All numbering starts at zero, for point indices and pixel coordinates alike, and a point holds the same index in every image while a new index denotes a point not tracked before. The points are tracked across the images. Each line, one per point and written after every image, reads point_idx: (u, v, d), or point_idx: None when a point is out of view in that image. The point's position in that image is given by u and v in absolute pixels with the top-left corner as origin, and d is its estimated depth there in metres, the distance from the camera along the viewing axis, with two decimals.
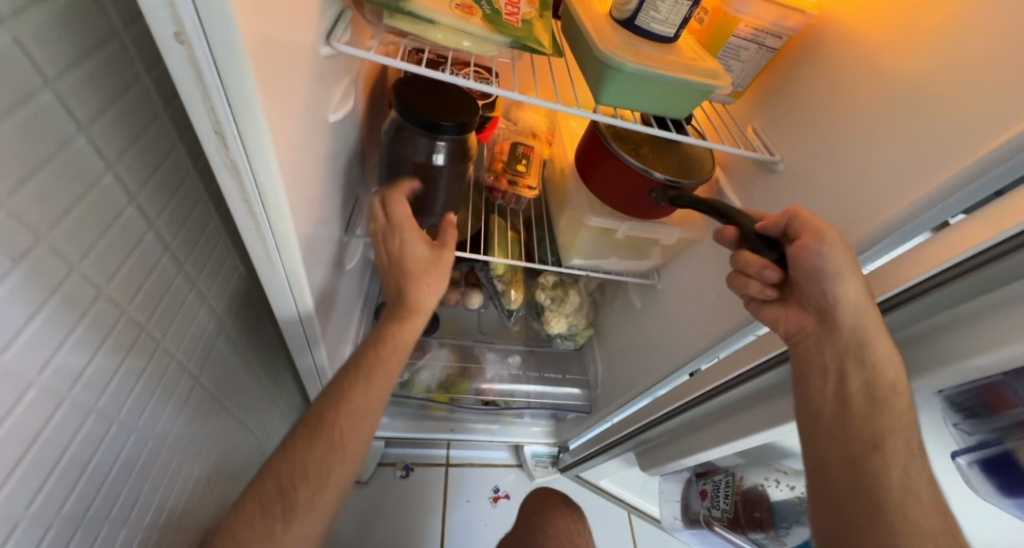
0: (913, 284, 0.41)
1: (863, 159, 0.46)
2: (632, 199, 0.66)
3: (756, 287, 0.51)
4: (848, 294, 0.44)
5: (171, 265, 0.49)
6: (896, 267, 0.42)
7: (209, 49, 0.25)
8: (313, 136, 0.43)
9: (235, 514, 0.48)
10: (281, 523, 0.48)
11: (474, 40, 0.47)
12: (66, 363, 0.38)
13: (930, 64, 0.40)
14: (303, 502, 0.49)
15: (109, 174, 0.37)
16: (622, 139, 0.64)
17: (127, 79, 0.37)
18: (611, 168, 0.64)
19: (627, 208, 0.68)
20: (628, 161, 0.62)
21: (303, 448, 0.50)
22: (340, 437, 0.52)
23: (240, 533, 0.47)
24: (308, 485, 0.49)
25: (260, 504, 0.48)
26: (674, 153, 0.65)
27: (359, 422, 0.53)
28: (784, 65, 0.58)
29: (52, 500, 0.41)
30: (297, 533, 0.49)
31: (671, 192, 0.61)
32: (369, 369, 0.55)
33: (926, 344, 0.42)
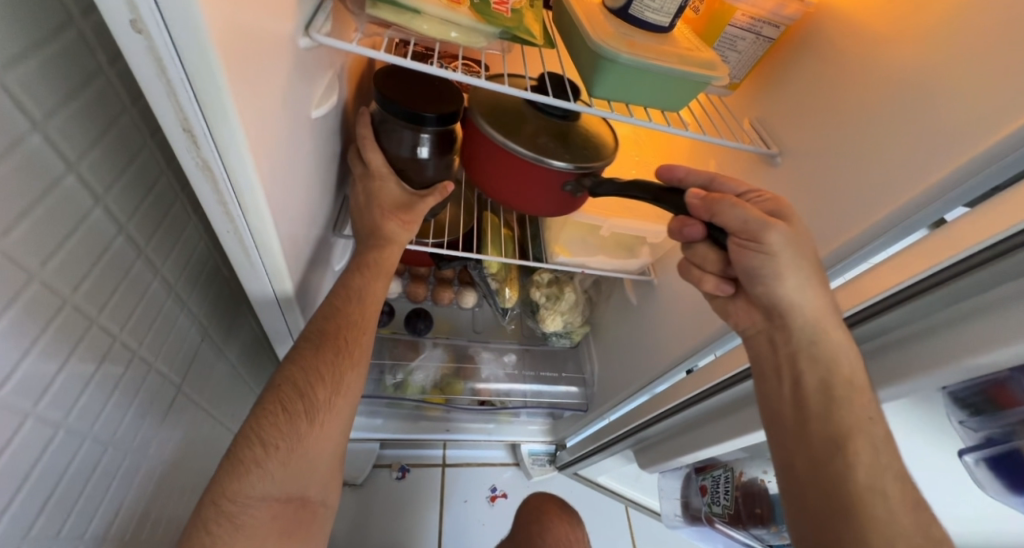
0: (906, 286, 0.39)
1: (863, 150, 0.44)
2: (535, 190, 0.61)
3: (712, 282, 0.52)
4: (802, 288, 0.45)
5: (146, 269, 0.47)
6: (885, 268, 0.41)
7: (170, 40, 0.23)
8: (294, 133, 0.41)
9: (257, 416, 0.49)
10: (305, 423, 0.49)
11: (461, 30, 0.45)
12: (29, 376, 0.36)
13: (937, 51, 0.39)
14: (323, 400, 0.51)
15: (71, 174, 0.35)
16: (503, 123, 0.58)
17: (89, 72, 0.34)
18: (500, 160, 0.59)
19: (532, 204, 0.63)
20: (515, 149, 0.56)
21: (312, 356, 0.51)
22: (345, 344, 0.53)
23: (267, 434, 0.48)
24: (325, 387, 0.51)
25: (281, 405, 0.49)
26: (578, 140, 0.60)
27: (362, 332, 0.55)
28: (782, 54, 0.56)
29: (19, 520, 0.39)
30: (321, 435, 0.51)
31: (587, 181, 0.58)
32: (360, 292, 0.56)
33: (905, 350, 0.41)
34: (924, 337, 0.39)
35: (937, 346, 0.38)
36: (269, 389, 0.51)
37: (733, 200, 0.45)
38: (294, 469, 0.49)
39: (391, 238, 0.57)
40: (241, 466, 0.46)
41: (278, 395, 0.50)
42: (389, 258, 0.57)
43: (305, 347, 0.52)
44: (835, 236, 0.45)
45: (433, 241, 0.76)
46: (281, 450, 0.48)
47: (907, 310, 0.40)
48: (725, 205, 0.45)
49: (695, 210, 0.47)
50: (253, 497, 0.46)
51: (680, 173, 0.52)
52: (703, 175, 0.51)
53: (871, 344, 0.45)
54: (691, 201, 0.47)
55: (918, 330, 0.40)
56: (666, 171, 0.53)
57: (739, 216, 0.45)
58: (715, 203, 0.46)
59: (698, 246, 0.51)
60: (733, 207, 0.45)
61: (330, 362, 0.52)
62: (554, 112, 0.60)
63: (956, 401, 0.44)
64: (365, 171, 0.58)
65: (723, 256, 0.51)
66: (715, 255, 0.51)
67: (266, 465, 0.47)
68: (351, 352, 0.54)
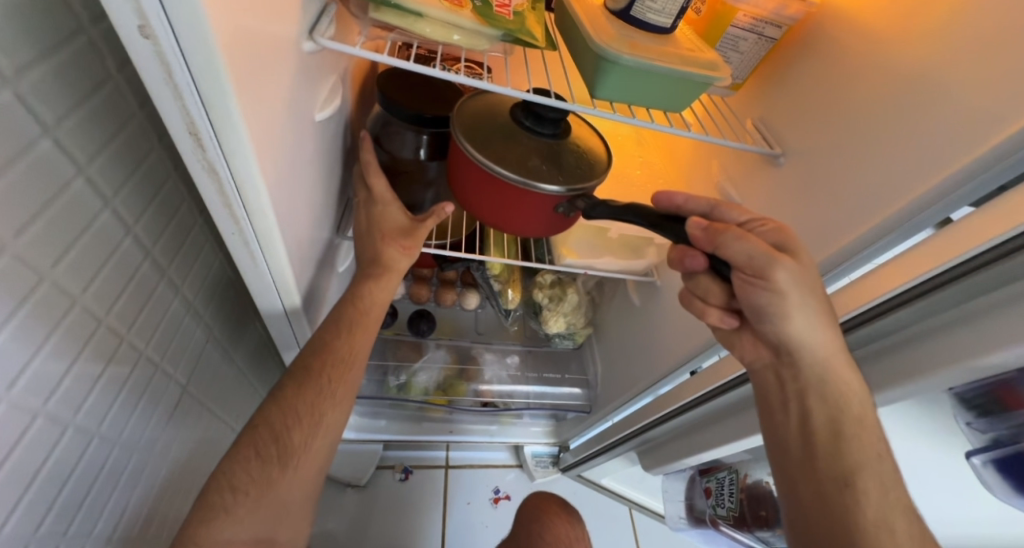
0: (912, 286, 0.38)
1: (868, 151, 0.44)
2: (524, 213, 0.56)
3: (716, 315, 0.50)
4: (812, 320, 0.43)
5: (152, 272, 0.48)
6: (891, 268, 0.40)
7: (176, 43, 0.23)
8: (298, 135, 0.42)
9: (231, 460, 0.49)
10: (277, 467, 0.50)
11: (464, 33, 0.46)
12: (39, 375, 0.36)
13: (940, 51, 0.39)
14: (296, 444, 0.51)
15: (81, 177, 0.35)
16: (487, 141, 0.53)
17: (98, 77, 0.35)
18: (484, 182, 0.54)
19: (520, 227, 0.58)
20: (500, 171, 0.51)
21: (293, 396, 0.52)
22: (328, 383, 0.54)
23: (238, 479, 0.48)
24: (302, 430, 0.52)
25: (254, 449, 0.49)
26: (568, 158, 0.55)
27: (344, 370, 0.55)
28: (785, 54, 0.56)
29: (28, 520, 0.39)
30: (293, 478, 0.51)
31: (580, 202, 0.53)
32: (364, 295, 0.56)
33: (910, 350, 0.41)
34: (931, 338, 0.39)
35: (943, 348, 0.38)
36: (245, 430, 0.51)
37: (737, 233, 0.42)
38: (266, 513, 0.48)
39: (389, 263, 0.56)
40: (211, 511, 0.46)
41: (252, 437, 0.50)
42: (386, 286, 0.57)
43: (287, 385, 0.53)
44: (839, 236, 0.45)
45: (436, 242, 0.76)
46: (252, 495, 0.48)
47: (912, 310, 0.40)
48: (729, 237, 0.42)
49: (697, 241, 0.44)
50: (221, 543, 0.45)
51: (679, 201, 0.49)
52: (704, 202, 0.48)
53: (877, 344, 0.45)
54: (692, 232, 0.44)
55: (924, 329, 0.40)
56: (665, 198, 0.49)
57: (743, 252, 0.42)
58: (720, 234, 0.43)
59: (701, 276, 0.50)
60: (737, 242, 0.42)
61: (308, 403, 0.52)
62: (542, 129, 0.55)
63: (963, 400, 0.43)
64: (367, 195, 0.57)
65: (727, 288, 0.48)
66: (719, 288, 0.49)
67: (236, 511, 0.47)
68: (333, 391, 0.54)
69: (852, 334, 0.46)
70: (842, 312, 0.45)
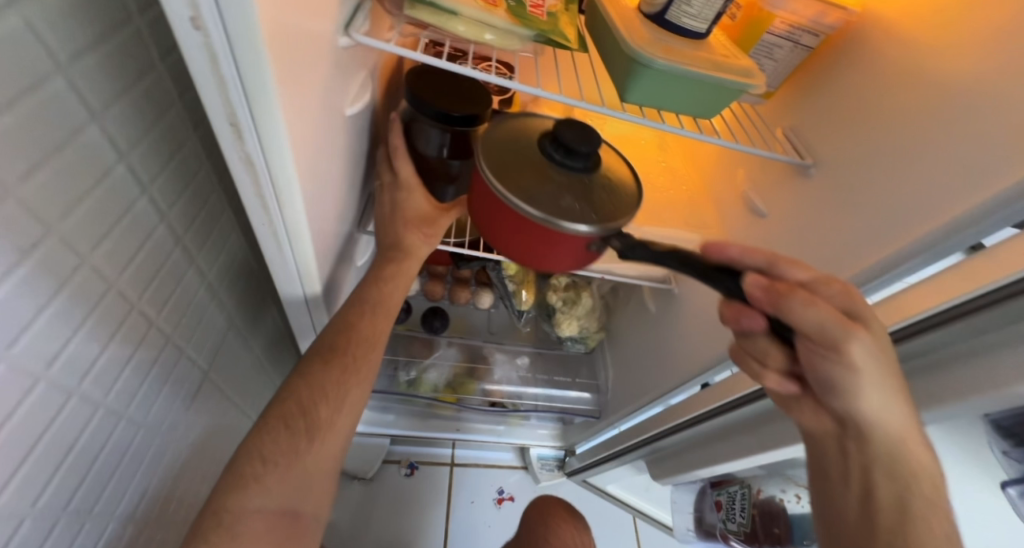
0: (952, 306, 0.37)
1: (905, 165, 0.43)
2: (548, 254, 0.46)
3: (775, 379, 0.44)
4: (881, 387, 0.39)
5: (182, 259, 0.49)
6: (927, 286, 0.39)
7: (226, 35, 0.24)
8: (330, 128, 0.42)
9: (259, 432, 0.49)
10: (305, 440, 0.50)
11: (497, 33, 0.46)
12: (75, 356, 0.37)
13: (987, 65, 0.38)
14: (324, 419, 0.52)
15: (121, 164, 0.36)
16: (509, 172, 0.45)
17: (142, 67, 0.36)
18: (501, 217, 0.45)
19: (544, 265, 0.47)
20: (519, 205, 0.42)
21: (320, 373, 0.53)
22: (353, 361, 0.55)
23: (268, 450, 0.49)
24: (329, 405, 0.52)
25: (284, 421, 0.50)
26: (603, 195, 0.46)
27: (369, 350, 0.56)
28: (820, 64, 0.55)
29: (58, 496, 0.40)
30: (321, 451, 0.52)
31: (613, 243, 0.43)
32: (377, 298, 0.57)
33: (944, 374, 0.40)
34: (965, 361, 0.38)
35: (974, 372, 0.37)
36: (273, 404, 0.52)
37: (804, 298, 0.35)
38: (293, 485, 0.49)
39: (410, 250, 0.59)
40: (240, 482, 0.47)
41: (281, 411, 0.51)
42: (408, 270, 0.59)
43: (314, 360, 0.54)
44: (870, 251, 0.44)
45: (455, 240, 0.76)
46: (280, 466, 0.49)
47: (945, 332, 0.39)
48: (795, 300, 0.34)
49: (756, 301, 0.34)
50: (250, 510, 0.46)
51: (733, 253, 0.37)
52: (760, 256, 0.37)
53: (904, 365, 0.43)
54: (754, 286, 0.33)
55: (957, 352, 0.39)
56: (715, 246, 0.37)
57: (812, 322, 0.36)
58: (785, 297, 0.34)
59: (758, 338, 0.42)
60: (805, 309, 0.35)
61: (334, 380, 0.53)
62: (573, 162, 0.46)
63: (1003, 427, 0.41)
64: (392, 180, 0.58)
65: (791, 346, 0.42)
66: (779, 350, 0.43)
67: (265, 481, 0.48)
68: (358, 368, 0.55)
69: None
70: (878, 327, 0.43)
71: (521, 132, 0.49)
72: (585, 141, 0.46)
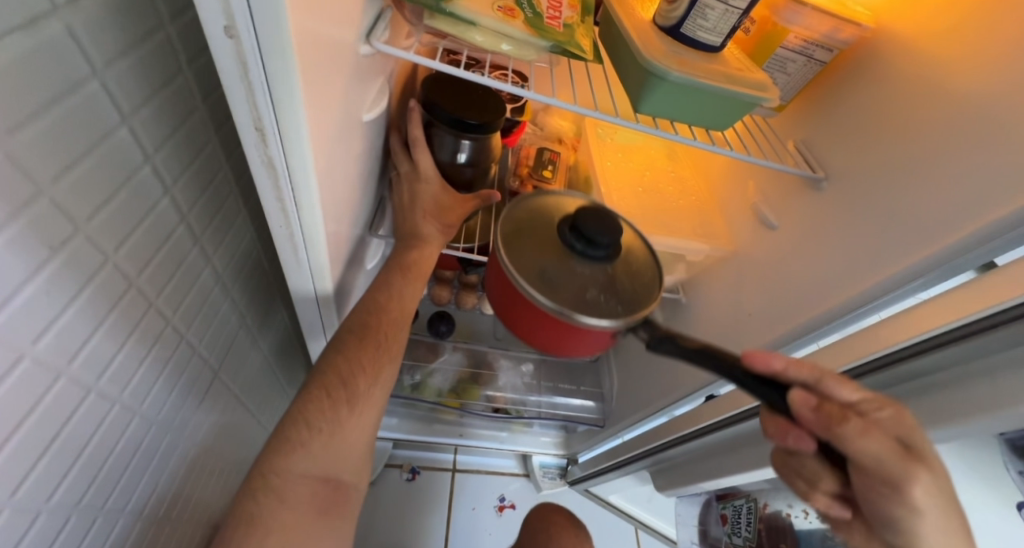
0: (957, 325, 0.38)
1: (917, 181, 0.43)
2: (572, 337, 0.54)
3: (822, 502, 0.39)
4: (947, 531, 0.33)
5: (199, 258, 0.49)
6: (939, 303, 0.39)
7: (257, 44, 0.24)
8: (348, 134, 0.43)
9: (303, 398, 0.49)
10: (346, 409, 0.50)
11: (513, 43, 0.47)
12: (94, 353, 0.37)
13: (1001, 84, 0.38)
14: (363, 390, 0.51)
15: (147, 165, 0.37)
16: (533, 269, 0.52)
17: (171, 71, 0.36)
18: (528, 308, 0.53)
19: (569, 346, 0.55)
20: (541, 302, 0.50)
21: (355, 347, 0.52)
22: (385, 339, 0.54)
23: (312, 415, 0.48)
24: (366, 376, 0.52)
25: (325, 391, 0.49)
26: (622, 285, 0.52)
27: (400, 328, 0.56)
28: (833, 78, 0.56)
29: (71, 491, 0.40)
30: (360, 422, 0.51)
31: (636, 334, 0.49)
32: (400, 293, 0.56)
33: (943, 395, 0.40)
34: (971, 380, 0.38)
35: (982, 390, 0.37)
36: (314, 375, 0.51)
37: (861, 425, 0.33)
38: (335, 454, 0.49)
39: (427, 239, 0.58)
40: (287, 445, 0.46)
41: (322, 381, 0.50)
42: (428, 258, 0.59)
43: (347, 337, 0.53)
44: (881, 266, 0.44)
45: (464, 246, 0.77)
46: (323, 433, 0.48)
47: (953, 352, 0.39)
48: (852, 427, 0.32)
49: (805, 420, 0.33)
50: (295, 474, 0.46)
51: (778, 367, 0.35)
52: (808, 370, 0.35)
53: (903, 387, 0.43)
54: (801, 400, 0.33)
55: (964, 372, 0.39)
56: (759, 359, 0.36)
57: (871, 456, 0.32)
58: (840, 422, 0.32)
59: (805, 458, 0.38)
60: (861, 440, 0.32)
61: (371, 353, 0.52)
62: (594, 253, 0.53)
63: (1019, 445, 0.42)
64: (412, 171, 0.58)
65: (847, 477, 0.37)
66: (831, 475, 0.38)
67: (309, 446, 0.47)
68: (389, 347, 0.55)
69: (879, 374, 0.44)
70: (883, 346, 0.43)
71: (543, 222, 0.57)
72: (604, 233, 0.52)
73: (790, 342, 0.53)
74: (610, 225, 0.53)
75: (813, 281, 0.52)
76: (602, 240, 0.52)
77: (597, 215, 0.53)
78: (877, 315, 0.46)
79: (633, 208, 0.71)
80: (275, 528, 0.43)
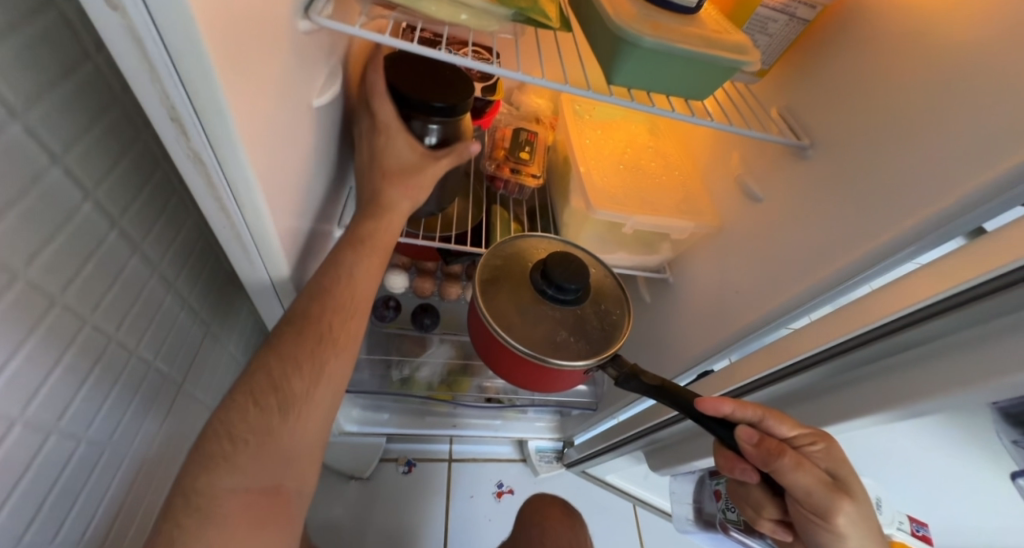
0: (947, 295, 0.36)
1: (902, 145, 0.41)
2: (548, 376, 0.59)
3: (764, 521, 0.48)
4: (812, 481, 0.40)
5: (142, 266, 0.46)
6: (931, 272, 0.37)
7: (148, 17, 0.21)
8: (296, 122, 0.39)
9: (225, 410, 0.41)
10: (277, 417, 0.42)
11: (472, 13, 0.43)
12: (16, 379, 0.34)
13: (989, 35, 0.36)
14: (299, 394, 0.43)
15: (56, 167, 0.33)
16: (505, 315, 0.56)
17: (73, 58, 0.32)
18: (505, 352, 0.57)
19: (547, 383, 0.60)
20: (513, 347, 0.54)
21: (292, 344, 0.45)
22: (329, 330, 0.47)
23: (236, 428, 0.41)
24: (303, 378, 0.44)
25: (252, 398, 0.42)
26: (592, 323, 0.58)
27: (349, 317, 0.48)
28: (817, 38, 0.53)
29: (11, 528, 0.37)
30: (298, 428, 0.43)
31: (612, 369, 0.54)
32: (348, 273, 0.48)
33: (930, 366, 0.38)
34: (960, 352, 0.36)
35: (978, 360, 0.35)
36: (243, 379, 0.43)
37: (795, 460, 0.40)
38: (272, 461, 0.41)
39: (390, 206, 0.51)
40: (208, 461, 0.39)
41: (250, 386, 0.42)
42: (387, 232, 0.51)
43: (284, 332, 0.46)
44: (869, 236, 0.42)
45: (440, 235, 0.73)
46: (251, 446, 0.40)
47: (939, 324, 0.37)
48: (786, 464, 0.39)
49: (749, 456, 0.41)
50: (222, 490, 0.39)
51: (728, 411, 0.42)
52: (752, 411, 0.42)
53: (893, 358, 0.41)
54: (743, 438, 0.40)
55: (954, 342, 0.37)
56: (710, 405, 0.43)
57: (800, 485, 0.40)
58: (774, 459, 0.39)
59: (751, 488, 0.47)
60: (795, 472, 0.40)
61: (309, 351, 0.45)
62: (563, 297, 0.57)
63: (1010, 413, 0.39)
64: (372, 123, 0.53)
65: (785, 502, 0.46)
66: (771, 502, 0.46)
67: (235, 461, 0.39)
68: (335, 339, 0.47)
69: (866, 348, 0.42)
70: (873, 318, 0.41)
71: (516, 267, 0.60)
72: (571, 280, 0.55)
73: (776, 317, 0.52)
74: (578, 272, 0.56)
75: (799, 254, 0.50)
76: (569, 289, 0.56)
77: (565, 262, 0.57)
78: (870, 286, 0.44)
79: (615, 186, 0.68)
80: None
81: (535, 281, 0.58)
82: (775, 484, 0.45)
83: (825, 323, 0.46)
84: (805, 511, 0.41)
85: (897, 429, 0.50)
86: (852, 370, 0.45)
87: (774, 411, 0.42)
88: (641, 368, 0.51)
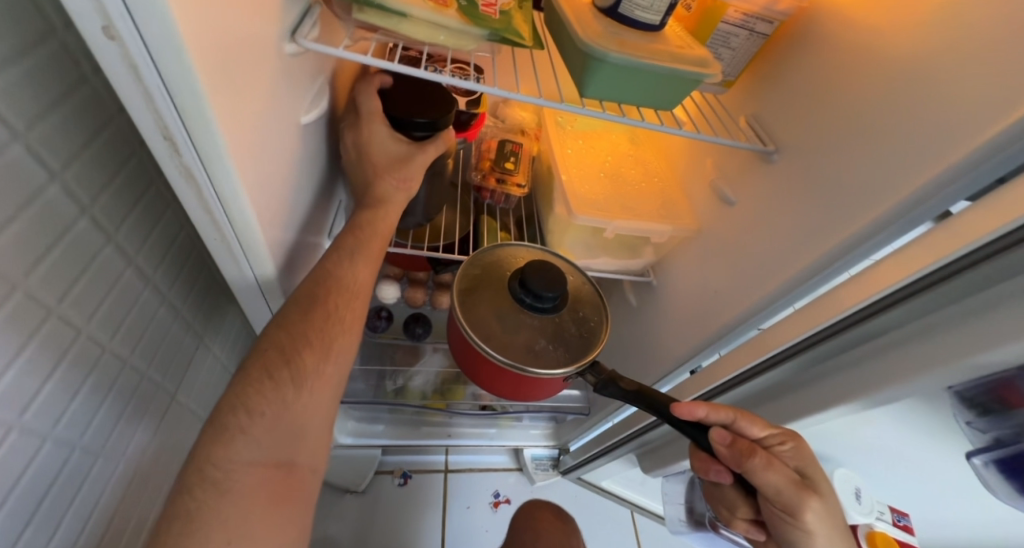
0: (902, 286, 0.38)
1: (856, 149, 0.44)
2: (530, 384, 0.60)
3: (739, 520, 0.49)
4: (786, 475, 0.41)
5: (136, 278, 0.47)
6: (885, 265, 0.39)
7: (144, 47, 0.23)
8: (284, 138, 0.41)
9: (243, 382, 0.43)
10: (292, 388, 0.43)
11: (450, 34, 0.45)
12: (15, 386, 0.35)
13: (926, 46, 0.38)
14: (312, 366, 0.45)
15: (55, 184, 0.35)
16: (485, 326, 0.58)
17: (72, 80, 0.34)
18: (484, 362, 0.59)
19: (529, 391, 0.62)
20: (492, 358, 0.56)
21: (300, 320, 0.46)
22: (335, 309, 0.48)
23: (254, 400, 0.42)
24: (314, 351, 0.45)
25: (267, 372, 0.43)
26: (570, 330, 0.60)
27: (354, 297, 0.50)
28: (777, 50, 0.56)
29: (7, 534, 0.38)
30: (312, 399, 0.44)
31: (591, 375, 0.56)
32: (353, 251, 0.51)
33: (894, 353, 0.40)
34: (918, 339, 0.39)
35: (935, 346, 0.37)
36: (259, 350, 0.45)
37: (765, 459, 0.41)
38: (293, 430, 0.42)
39: (389, 187, 0.54)
40: (226, 431, 0.40)
41: (267, 357, 0.44)
42: (385, 220, 0.54)
43: (293, 307, 0.47)
44: (831, 235, 0.45)
45: (429, 245, 0.74)
46: (268, 416, 0.42)
47: (897, 313, 0.40)
48: (757, 464, 0.41)
49: (723, 457, 0.43)
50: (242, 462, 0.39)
51: (702, 414, 0.44)
52: (725, 414, 0.44)
53: (861, 348, 0.44)
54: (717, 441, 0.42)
55: (914, 330, 0.39)
56: (685, 409, 0.44)
57: (770, 483, 0.42)
58: (747, 460, 0.41)
59: (726, 489, 0.49)
60: (765, 472, 0.41)
61: (318, 328, 0.46)
62: (542, 306, 0.59)
63: (965, 399, 0.41)
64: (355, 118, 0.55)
65: (757, 501, 0.48)
66: (744, 501, 0.48)
67: (254, 431, 0.41)
68: (343, 316, 0.48)
69: (836, 338, 0.45)
70: (835, 313, 0.43)
71: (496, 278, 0.62)
72: (548, 289, 0.57)
73: (751, 314, 0.54)
74: (554, 281, 0.58)
75: (770, 255, 0.52)
76: (546, 298, 0.58)
77: (542, 271, 0.59)
78: (844, 274, 0.46)
79: (595, 194, 0.70)
80: (224, 520, 0.37)
81: (513, 290, 0.60)
82: (746, 485, 0.46)
83: (795, 318, 0.48)
84: (775, 509, 0.43)
85: (871, 421, 0.52)
86: (827, 360, 0.47)
87: (745, 412, 0.44)
88: (618, 374, 0.52)
